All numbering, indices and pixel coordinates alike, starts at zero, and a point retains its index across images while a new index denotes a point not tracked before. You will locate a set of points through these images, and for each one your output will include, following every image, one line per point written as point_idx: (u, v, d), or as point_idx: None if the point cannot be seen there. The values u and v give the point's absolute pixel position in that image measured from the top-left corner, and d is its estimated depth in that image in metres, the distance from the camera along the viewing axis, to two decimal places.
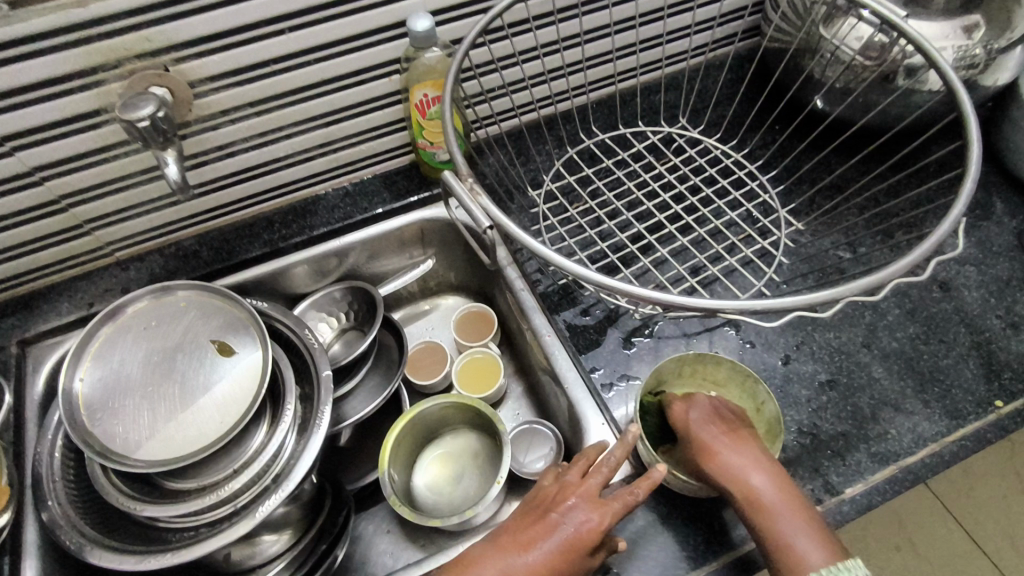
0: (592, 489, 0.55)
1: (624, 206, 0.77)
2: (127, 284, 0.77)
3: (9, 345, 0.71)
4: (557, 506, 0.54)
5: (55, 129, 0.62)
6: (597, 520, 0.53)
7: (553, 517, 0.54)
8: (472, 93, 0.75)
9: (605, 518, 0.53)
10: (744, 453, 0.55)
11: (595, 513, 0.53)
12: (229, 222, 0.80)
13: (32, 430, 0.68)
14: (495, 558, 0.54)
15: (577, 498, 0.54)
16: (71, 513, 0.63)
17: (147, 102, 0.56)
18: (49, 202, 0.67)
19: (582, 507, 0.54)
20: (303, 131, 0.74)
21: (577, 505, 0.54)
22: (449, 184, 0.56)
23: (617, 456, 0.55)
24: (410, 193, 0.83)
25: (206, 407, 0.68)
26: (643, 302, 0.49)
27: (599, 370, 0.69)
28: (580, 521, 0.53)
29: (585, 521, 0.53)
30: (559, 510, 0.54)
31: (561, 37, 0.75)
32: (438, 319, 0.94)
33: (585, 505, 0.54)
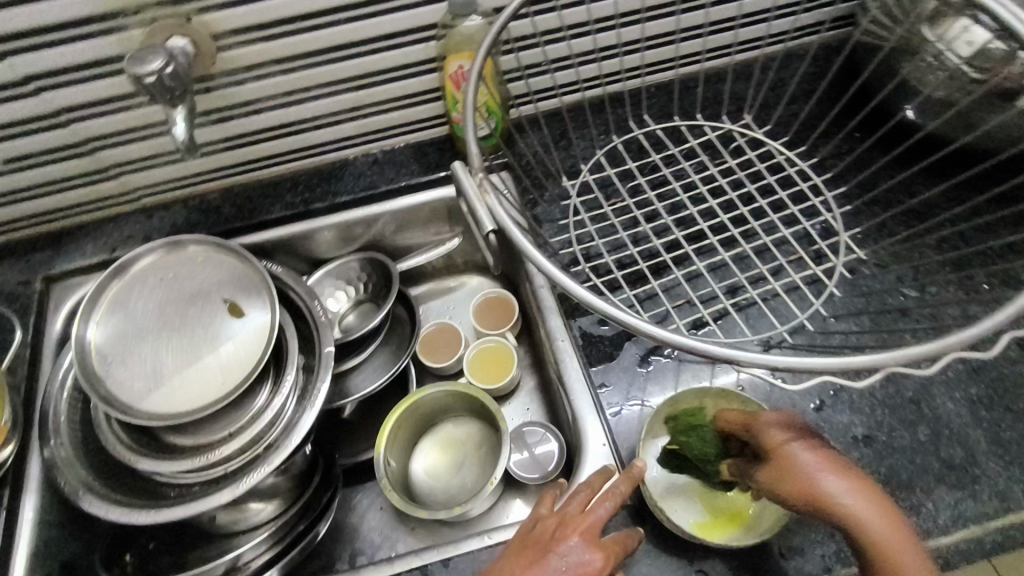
0: (592, 527, 0.50)
1: (665, 208, 0.70)
2: (149, 232, 0.76)
3: (35, 281, 0.73)
4: (554, 545, 0.49)
5: (78, 73, 0.60)
6: (599, 564, 0.48)
7: (551, 558, 0.49)
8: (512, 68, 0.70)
9: (607, 563, 0.49)
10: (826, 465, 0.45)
11: (596, 556, 0.49)
12: (254, 179, 0.78)
13: (46, 367, 0.69)
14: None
15: (579, 537, 0.49)
16: (70, 455, 0.64)
17: (158, 57, 0.54)
18: (76, 144, 0.67)
19: (582, 548, 0.49)
20: (331, 93, 0.70)
21: (578, 544, 0.49)
22: (456, 176, 0.50)
23: (623, 491, 0.51)
24: (439, 169, 0.78)
25: (212, 366, 0.68)
26: (648, 339, 0.43)
27: (608, 386, 0.64)
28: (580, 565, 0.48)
29: (586, 565, 0.48)
30: (557, 551, 0.49)
31: (619, 13, 0.68)
32: (460, 299, 0.90)
33: (584, 545, 0.49)
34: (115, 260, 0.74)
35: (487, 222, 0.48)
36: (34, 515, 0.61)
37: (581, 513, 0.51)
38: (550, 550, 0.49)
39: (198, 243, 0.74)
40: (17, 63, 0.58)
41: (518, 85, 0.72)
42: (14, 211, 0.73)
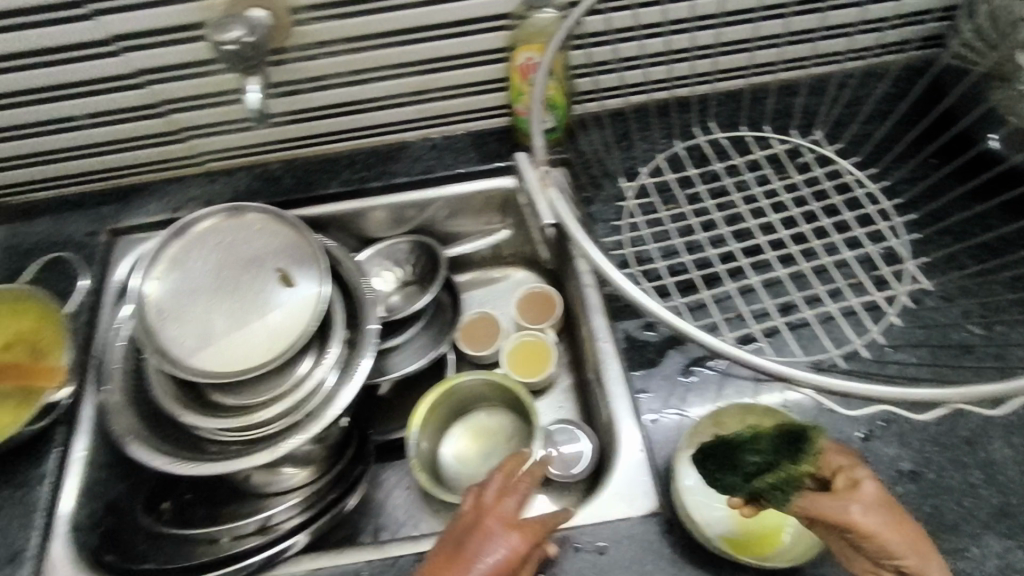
0: (508, 513, 0.52)
1: (723, 219, 0.69)
2: (211, 195, 0.78)
3: (102, 232, 0.76)
4: (473, 535, 0.50)
5: (162, 36, 0.63)
6: (522, 541, 0.50)
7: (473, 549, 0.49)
8: (582, 63, 0.69)
9: (526, 541, 0.50)
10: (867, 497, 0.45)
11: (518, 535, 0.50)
12: (315, 153, 0.79)
13: (105, 315, 0.72)
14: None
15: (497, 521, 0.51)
16: (120, 400, 0.66)
17: (238, 26, 0.56)
18: (152, 104, 0.69)
19: (502, 532, 0.50)
20: (399, 75, 0.70)
21: (496, 529, 0.50)
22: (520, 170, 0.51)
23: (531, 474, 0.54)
24: (497, 159, 0.78)
25: (260, 331, 0.70)
26: (701, 347, 0.43)
27: (648, 393, 0.63)
28: (501, 550, 0.49)
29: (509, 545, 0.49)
30: (479, 541, 0.50)
31: (695, 16, 0.66)
32: (503, 291, 0.90)
33: (504, 530, 0.51)
34: (178, 219, 0.76)
35: (547, 216, 0.49)
36: (84, 454, 0.64)
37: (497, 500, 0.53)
38: (470, 542, 0.50)
39: (258, 211, 0.76)
40: (109, 21, 0.61)
41: (585, 81, 0.71)
42: (89, 163, 0.76)
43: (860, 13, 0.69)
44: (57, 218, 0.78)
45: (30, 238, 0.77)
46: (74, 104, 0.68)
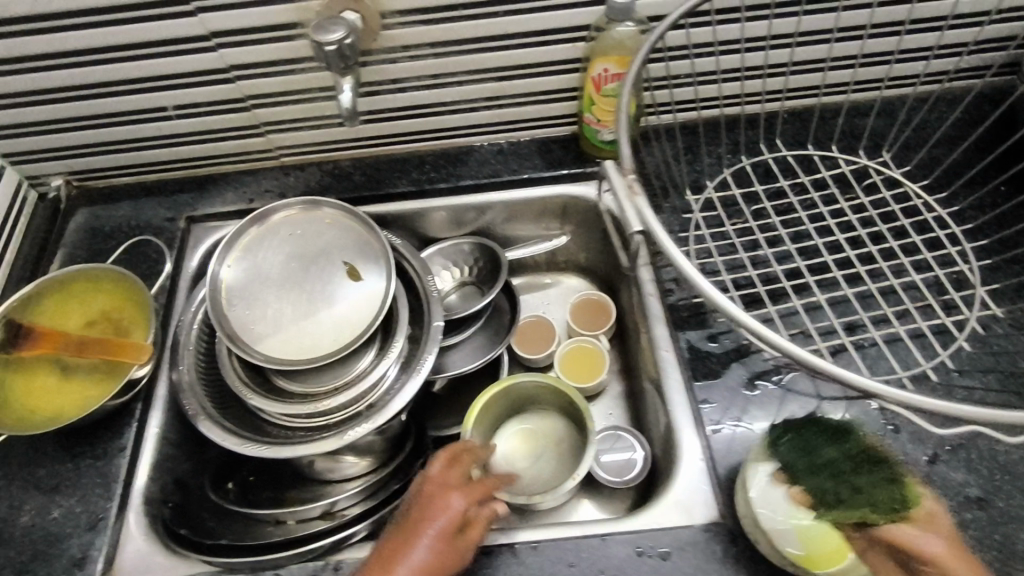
0: (455, 480, 0.58)
1: (789, 235, 0.69)
2: (284, 189, 0.81)
3: (180, 220, 0.79)
4: (428, 504, 0.56)
5: (256, 34, 0.65)
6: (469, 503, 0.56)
7: (428, 517, 0.55)
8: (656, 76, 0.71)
9: (469, 500, 0.56)
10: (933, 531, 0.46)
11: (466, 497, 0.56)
12: (385, 152, 0.82)
13: (180, 299, 0.75)
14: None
15: (445, 488, 0.57)
16: (194, 381, 0.69)
17: (339, 27, 0.58)
18: (237, 99, 0.72)
19: (451, 497, 0.56)
20: (475, 81, 0.72)
21: (437, 497, 0.57)
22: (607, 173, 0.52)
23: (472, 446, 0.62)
24: (562, 166, 0.80)
25: (326, 322, 0.72)
26: (783, 356, 0.45)
27: (710, 403, 0.64)
28: (445, 512, 0.55)
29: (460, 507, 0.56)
30: (433, 508, 0.55)
31: (772, 35, 0.67)
32: (556, 296, 0.91)
33: (452, 495, 0.56)
34: (252, 211, 0.79)
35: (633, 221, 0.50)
36: (159, 431, 0.66)
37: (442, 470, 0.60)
38: (426, 511, 0.56)
39: (328, 206, 0.78)
40: (208, 18, 0.64)
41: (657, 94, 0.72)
42: (172, 153, 0.79)
43: (938, 38, 0.69)
44: (138, 203, 0.81)
45: (112, 221, 0.80)
46: (165, 95, 0.71)
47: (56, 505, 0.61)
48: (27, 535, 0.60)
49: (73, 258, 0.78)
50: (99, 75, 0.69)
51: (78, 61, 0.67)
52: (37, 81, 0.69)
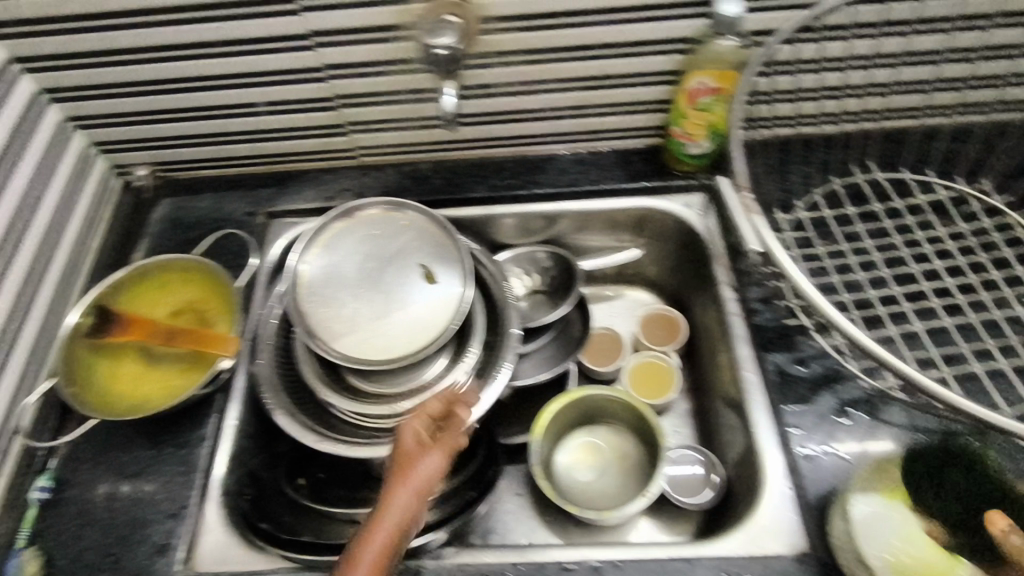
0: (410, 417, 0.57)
1: (882, 261, 0.68)
2: (362, 188, 0.81)
3: (260, 214, 0.80)
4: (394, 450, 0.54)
5: (355, 34, 0.66)
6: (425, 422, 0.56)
7: (401, 455, 0.53)
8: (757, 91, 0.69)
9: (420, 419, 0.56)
10: None
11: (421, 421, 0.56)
12: (464, 156, 0.82)
13: (259, 293, 0.75)
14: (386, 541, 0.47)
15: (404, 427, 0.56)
16: (273, 375, 0.69)
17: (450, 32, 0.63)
18: (326, 98, 0.73)
19: (410, 427, 0.55)
20: (564, 89, 0.72)
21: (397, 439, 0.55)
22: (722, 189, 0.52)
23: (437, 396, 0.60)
24: (643, 179, 0.79)
25: (401, 324, 0.71)
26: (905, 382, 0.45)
27: (800, 430, 0.62)
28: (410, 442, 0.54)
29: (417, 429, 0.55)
30: (401, 451, 0.53)
31: (878, 54, 0.65)
32: (622, 308, 0.90)
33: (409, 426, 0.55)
34: (332, 208, 0.79)
35: (752, 239, 0.49)
36: (236, 424, 0.66)
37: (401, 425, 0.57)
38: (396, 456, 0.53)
39: (409, 208, 0.78)
40: (311, 18, 0.64)
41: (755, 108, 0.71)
42: (256, 148, 0.80)
43: None
44: (219, 196, 0.82)
45: (193, 212, 0.81)
46: (257, 92, 0.72)
47: (138, 490, 0.62)
48: (112, 518, 0.61)
49: (156, 248, 0.79)
50: (195, 69, 0.69)
51: (178, 55, 0.68)
52: (134, 73, 0.70)
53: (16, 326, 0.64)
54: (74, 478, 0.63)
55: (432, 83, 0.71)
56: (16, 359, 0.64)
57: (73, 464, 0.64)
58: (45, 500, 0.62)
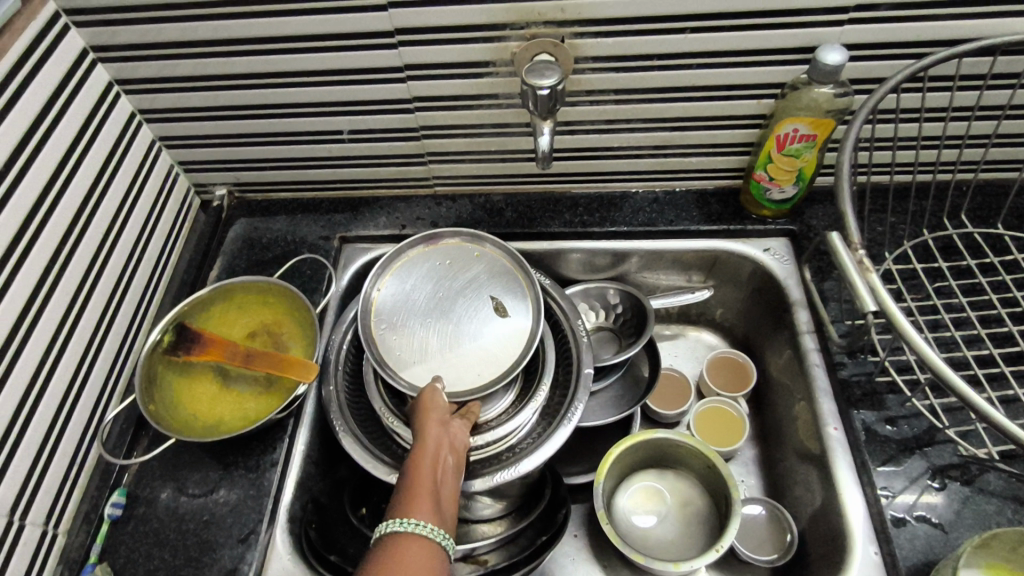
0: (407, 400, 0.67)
1: (977, 318, 0.65)
2: (435, 218, 0.82)
3: (333, 238, 0.81)
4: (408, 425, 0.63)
5: (448, 69, 0.66)
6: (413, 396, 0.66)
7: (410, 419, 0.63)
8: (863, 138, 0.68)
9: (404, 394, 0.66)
10: None
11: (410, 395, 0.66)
12: (538, 191, 0.82)
13: (331, 318, 0.75)
14: (423, 489, 0.53)
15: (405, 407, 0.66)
16: (342, 400, 0.68)
17: (552, 72, 0.60)
18: (411, 129, 0.74)
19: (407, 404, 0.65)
20: (648, 128, 0.72)
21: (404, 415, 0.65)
22: (832, 247, 0.51)
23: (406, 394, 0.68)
24: (720, 221, 0.77)
25: (470, 357, 0.69)
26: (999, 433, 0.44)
27: (891, 493, 0.59)
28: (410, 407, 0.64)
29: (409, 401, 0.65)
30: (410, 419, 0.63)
31: (980, 105, 0.65)
32: (685, 349, 0.88)
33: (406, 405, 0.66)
34: (405, 237, 0.80)
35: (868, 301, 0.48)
36: (304, 449, 0.66)
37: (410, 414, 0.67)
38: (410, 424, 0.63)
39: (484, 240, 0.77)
40: (407, 51, 0.65)
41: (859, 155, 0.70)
42: (335, 173, 0.81)
43: None
44: (294, 219, 0.83)
45: (268, 234, 0.82)
46: (344, 121, 0.73)
47: (209, 512, 0.62)
48: (183, 539, 0.61)
49: (231, 269, 0.79)
50: (287, 97, 0.70)
51: (272, 82, 0.69)
52: (227, 98, 0.71)
53: (100, 342, 0.65)
54: (144, 495, 0.63)
55: (517, 118, 0.72)
56: (97, 373, 0.65)
57: (145, 481, 0.64)
58: (116, 516, 0.62)
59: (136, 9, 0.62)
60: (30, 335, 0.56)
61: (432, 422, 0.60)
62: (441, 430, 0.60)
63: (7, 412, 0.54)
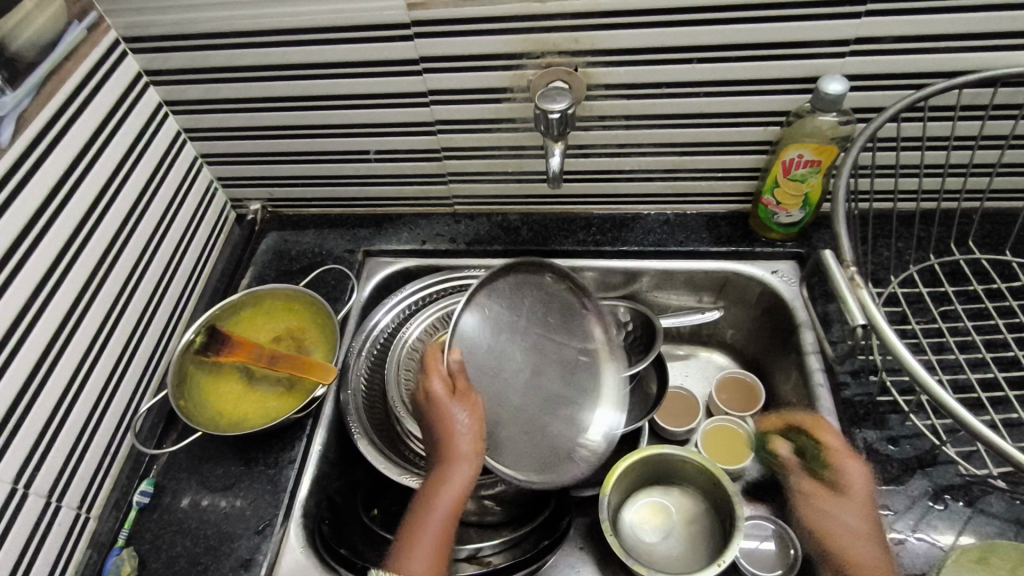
0: (438, 377, 0.64)
1: (982, 342, 0.66)
2: (454, 234, 0.86)
3: (357, 252, 0.85)
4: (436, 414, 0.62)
5: (468, 95, 0.71)
6: (439, 379, 0.64)
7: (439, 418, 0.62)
8: (865, 164, 0.71)
9: (434, 374, 0.64)
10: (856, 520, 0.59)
11: (440, 377, 0.64)
12: (553, 211, 0.85)
13: (353, 326, 0.79)
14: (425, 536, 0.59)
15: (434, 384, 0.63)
16: (359, 403, 0.72)
17: (564, 98, 0.64)
18: (433, 150, 0.78)
19: (435, 383, 0.63)
20: (659, 153, 0.75)
21: (435, 405, 0.63)
22: (825, 266, 0.53)
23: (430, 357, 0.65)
24: (730, 242, 0.80)
25: (503, 445, 0.64)
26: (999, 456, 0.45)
27: (891, 511, 0.60)
28: (439, 404, 0.62)
29: (435, 382, 0.63)
30: (440, 412, 0.62)
31: (982, 134, 0.67)
32: (696, 369, 0.88)
33: (435, 382, 0.63)
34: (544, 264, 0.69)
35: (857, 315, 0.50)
36: (322, 448, 0.69)
37: (437, 378, 0.64)
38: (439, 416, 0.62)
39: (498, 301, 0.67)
40: (431, 77, 0.69)
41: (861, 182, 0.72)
42: (361, 191, 0.86)
43: None
44: (321, 233, 0.88)
45: (297, 246, 0.87)
46: (371, 141, 0.78)
47: (230, 504, 0.65)
48: (203, 529, 0.64)
49: (261, 277, 0.84)
50: (319, 118, 0.76)
51: (305, 105, 0.74)
52: (264, 118, 0.77)
53: (137, 339, 0.70)
54: (170, 487, 0.67)
55: (533, 142, 0.76)
56: (133, 371, 0.69)
57: (172, 473, 0.68)
58: (144, 504, 0.66)
59: (187, 38, 0.68)
60: (74, 332, 0.61)
61: (457, 453, 0.61)
62: (461, 460, 0.61)
63: (50, 402, 0.58)
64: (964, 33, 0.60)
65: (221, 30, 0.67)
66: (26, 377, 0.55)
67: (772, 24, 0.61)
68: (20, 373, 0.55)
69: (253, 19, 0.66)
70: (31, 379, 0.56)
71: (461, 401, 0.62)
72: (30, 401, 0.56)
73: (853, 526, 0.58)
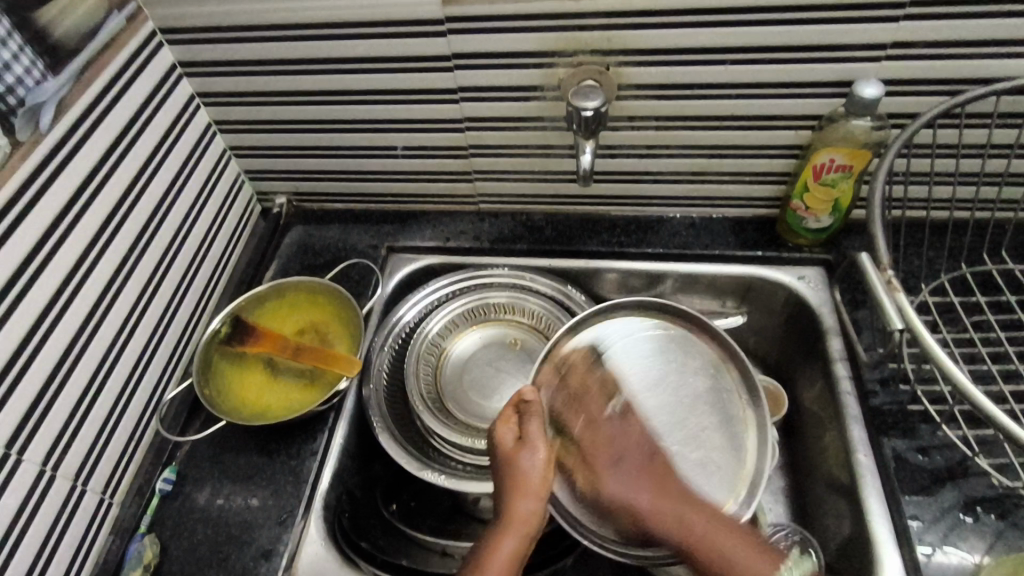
0: (509, 424, 0.60)
1: (1016, 354, 0.65)
2: (477, 232, 0.86)
3: (381, 248, 0.86)
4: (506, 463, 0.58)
5: (498, 92, 0.71)
6: (509, 428, 0.60)
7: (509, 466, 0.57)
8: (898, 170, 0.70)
9: (503, 423, 0.60)
10: (629, 473, 0.58)
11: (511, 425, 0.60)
12: (578, 212, 0.85)
13: (376, 320, 0.79)
14: None
15: (503, 432, 0.59)
16: (382, 397, 0.72)
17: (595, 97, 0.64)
18: (459, 147, 0.78)
19: (507, 432, 0.59)
20: (688, 155, 0.75)
21: (506, 450, 0.58)
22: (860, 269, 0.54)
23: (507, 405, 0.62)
24: (756, 247, 0.79)
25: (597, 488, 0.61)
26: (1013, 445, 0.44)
27: (920, 521, 0.59)
28: (507, 452, 0.58)
29: (505, 434, 0.59)
30: (510, 461, 0.57)
31: (1019, 143, 0.66)
32: None
33: (506, 432, 0.59)
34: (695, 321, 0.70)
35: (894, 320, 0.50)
36: (343, 442, 0.69)
37: (504, 426, 0.60)
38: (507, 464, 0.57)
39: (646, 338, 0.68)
40: (462, 74, 0.70)
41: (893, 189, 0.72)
42: (386, 186, 0.86)
43: None
44: (346, 228, 0.88)
45: (321, 241, 0.87)
46: (399, 137, 0.78)
47: (250, 493, 0.66)
48: (223, 517, 0.64)
49: (285, 269, 0.84)
50: (349, 113, 0.76)
51: (335, 100, 0.75)
52: (294, 112, 0.77)
53: (164, 326, 0.70)
54: (191, 476, 0.67)
55: (561, 141, 0.76)
56: (159, 359, 0.69)
57: (194, 461, 0.68)
58: (166, 491, 0.66)
59: (222, 29, 0.69)
60: (106, 317, 0.61)
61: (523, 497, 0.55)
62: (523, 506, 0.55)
63: (79, 385, 0.58)
64: (1005, 39, 0.59)
65: (256, 23, 0.68)
66: (57, 359, 0.56)
67: (809, 27, 0.60)
68: (53, 355, 0.56)
69: (288, 12, 0.66)
70: (62, 362, 0.57)
71: (529, 446, 0.57)
72: (60, 386, 0.56)
73: (628, 486, 0.58)
